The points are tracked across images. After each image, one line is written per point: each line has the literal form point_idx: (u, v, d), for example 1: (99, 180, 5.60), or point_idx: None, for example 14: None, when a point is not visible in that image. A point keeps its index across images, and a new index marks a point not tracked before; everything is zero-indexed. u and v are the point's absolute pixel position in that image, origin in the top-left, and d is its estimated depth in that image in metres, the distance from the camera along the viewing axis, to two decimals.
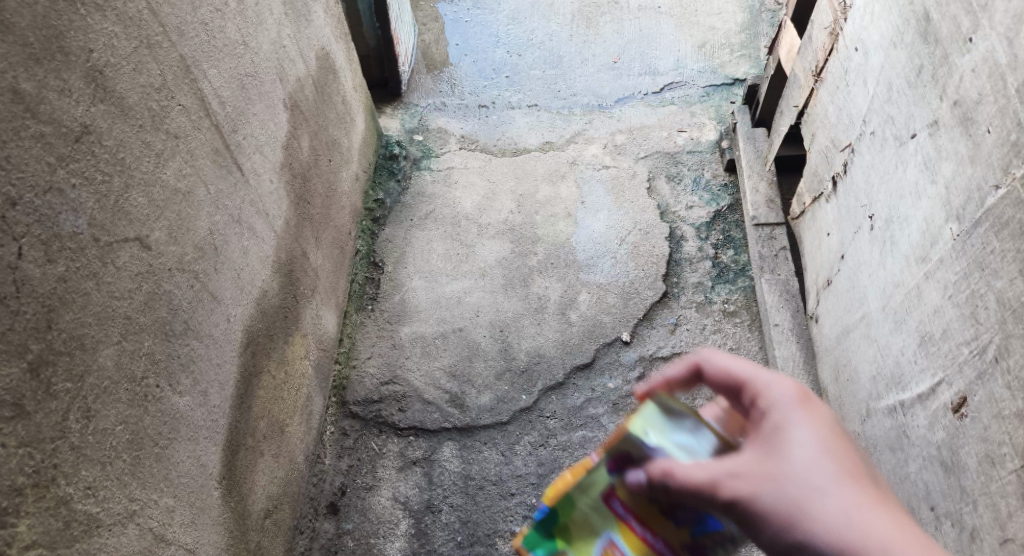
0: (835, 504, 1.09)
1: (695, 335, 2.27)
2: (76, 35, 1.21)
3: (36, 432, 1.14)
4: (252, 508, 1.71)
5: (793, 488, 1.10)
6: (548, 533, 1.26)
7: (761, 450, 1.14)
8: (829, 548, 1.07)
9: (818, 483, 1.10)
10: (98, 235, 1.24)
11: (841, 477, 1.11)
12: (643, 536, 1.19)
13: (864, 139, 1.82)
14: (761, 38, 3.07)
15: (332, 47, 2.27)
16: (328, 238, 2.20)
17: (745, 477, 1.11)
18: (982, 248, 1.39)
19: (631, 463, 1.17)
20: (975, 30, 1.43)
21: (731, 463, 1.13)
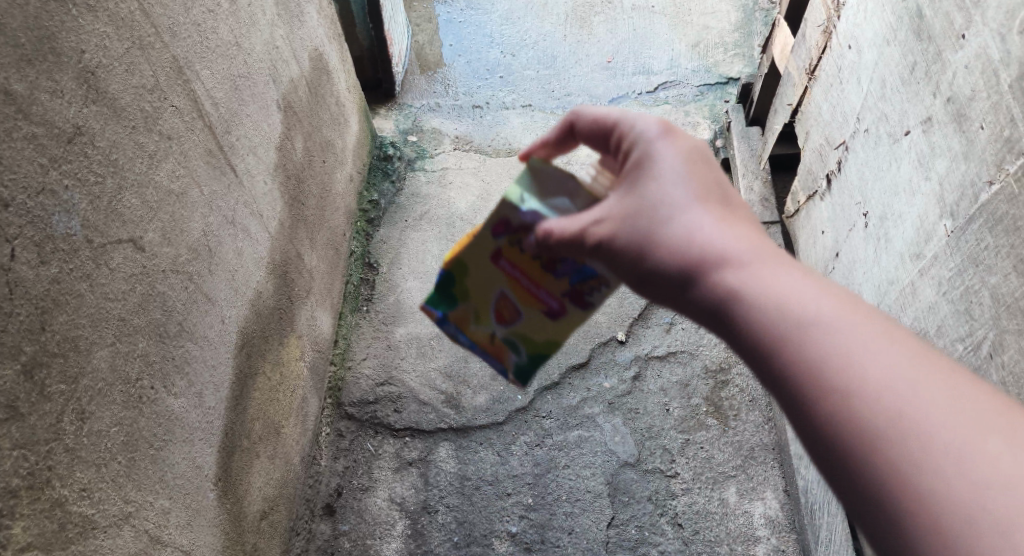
0: (695, 221, 1.06)
1: (690, 334, 2.27)
2: (68, 36, 1.20)
3: (30, 434, 1.14)
4: (248, 510, 1.70)
5: (653, 212, 1.08)
6: (452, 293, 1.36)
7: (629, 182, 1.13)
8: (692, 274, 1.05)
9: (679, 199, 1.08)
10: (91, 237, 1.24)
11: (703, 195, 1.09)
12: (531, 288, 1.27)
13: (858, 137, 1.83)
14: (755, 37, 3.08)
15: (326, 48, 2.27)
16: (323, 240, 2.20)
17: (608, 219, 1.12)
18: (976, 244, 1.39)
19: (513, 227, 1.23)
20: (968, 26, 1.44)
21: (597, 211, 1.14)
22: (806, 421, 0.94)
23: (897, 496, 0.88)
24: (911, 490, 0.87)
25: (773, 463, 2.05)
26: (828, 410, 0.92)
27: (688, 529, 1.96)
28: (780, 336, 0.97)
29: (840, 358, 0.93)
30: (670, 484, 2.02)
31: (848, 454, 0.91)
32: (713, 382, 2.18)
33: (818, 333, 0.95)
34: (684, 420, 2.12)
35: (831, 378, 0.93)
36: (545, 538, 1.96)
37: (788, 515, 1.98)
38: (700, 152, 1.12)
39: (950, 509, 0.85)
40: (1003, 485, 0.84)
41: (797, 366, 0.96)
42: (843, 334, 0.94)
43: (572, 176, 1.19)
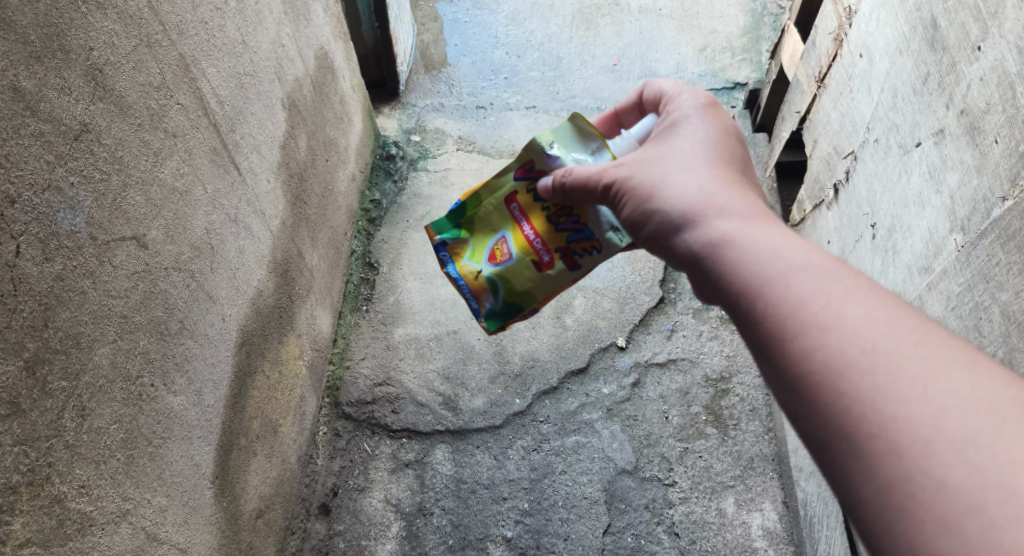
0: (697, 176, 1.14)
1: (690, 342, 2.27)
2: (76, 33, 1.20)
3: (31, 431, 1.13)
4: (244, 509, 1.70)
5: (660, 166, 1.17)
6: (456, 222, 1.44)
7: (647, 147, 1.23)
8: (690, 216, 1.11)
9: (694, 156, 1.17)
10: (95, 234, 1.23)
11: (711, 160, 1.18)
12: (528, 234, 1.37)
13: (867, 148, 1.83)
14: (762, 43, 3.08)
15: (331, 46, 2.27)
16: (324, 239, 2.19)
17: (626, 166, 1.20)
18: (986, 260, 1.39)
19: (535, 171, 1.35)
20: (984, 39, 1.44)
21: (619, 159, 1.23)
22: (773, 346, 0.97)
23: (857, 421, 0.89)
24: (872, 414, 0.88)
25: (771, 474, 2.05)
26: (796, 335, 0.95)
27: (685, 538, 1.96)
28: (757, 266, 1.01)
29: (816, 287, 0.97)
30: (668, 493, 2.02)
31: (813, 379, 0.92)
32: (713, 391, 2.18)
33: (796, 266, 1.00)
34: (683, 427, 2.11)
35: (802, 304, 0.96)
36: (540, 544, 1.96)
37: (785, 526, 1.98)
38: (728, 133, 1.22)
39: (910, 432, 0.86)
40: (967, 411, 0.85)
41: (770, 292, 0.99)
42: (823, 268, 0.98)
43: (606, 145, 1.31)
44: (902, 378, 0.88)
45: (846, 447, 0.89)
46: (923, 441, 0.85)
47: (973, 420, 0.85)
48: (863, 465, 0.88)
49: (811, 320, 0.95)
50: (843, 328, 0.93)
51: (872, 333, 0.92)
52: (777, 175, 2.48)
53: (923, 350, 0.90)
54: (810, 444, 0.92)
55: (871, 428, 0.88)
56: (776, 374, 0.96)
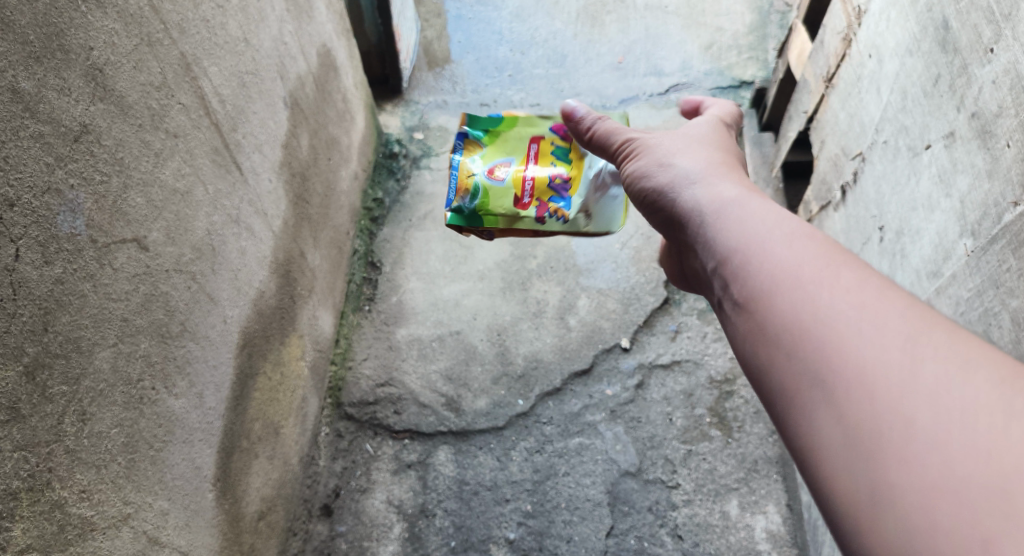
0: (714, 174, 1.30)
1: (695, 343, 2.25)
2: (76, 32, 1.18)
3: (31, 436, 1.12)
4: (245, 511, 1.68)
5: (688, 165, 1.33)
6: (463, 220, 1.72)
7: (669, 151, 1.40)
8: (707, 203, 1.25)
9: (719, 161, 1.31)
10: (95, 237, 1.21)
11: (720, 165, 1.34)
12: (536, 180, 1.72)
13: (876, 149, 1.81)
14: (768, 40, 3.05)
15: (333, 44, 2.25)
16: (326, 238, 2.18)
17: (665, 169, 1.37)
18: (997, 266, 1.37)
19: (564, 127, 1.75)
20: (997, 41, 1.42)
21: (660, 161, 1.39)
22: (764, 302, 1.08)
23: (835, 365, 0.98)
24: (849, 357, 0.97)
25: (775, 476, 2.03)
26: (784, 291, 1.06)
27: (687, 541, 1.94)
28: (754, 236, 1.14)
29: (805, 252, 1.09)
30: (671, 495, 2.00)
31: (799, 329, 1.03)
32: (717, 392, 2.15)
33: (788, 235, 1.12)
34: (687, 430, 2.10)
35: (796, 266, 1.07)
36: (542, 546, 1.94)
37: (789, 529, 1.96)
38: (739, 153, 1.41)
39: (884, 373, 0.94)
40: (940, 364, 0.93)
41: (764, 255, 1.11)
42: (812, 239, 1.11)
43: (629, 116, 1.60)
44: (880, 328, 0.98)
45: (823, 391, 0.98)
46: (896, 383, 0.93)
47: (942, 366, 0.93)
48: (838, 405, 0.96)
49: (799, 278, 1.06)
50: (829, 283, 1.04)
51: (857, 290, 1.02)
52: (783, 174, 2.45)
53: (899, 305, 0.99)
54: (791, 392, 1.02)
55: (847, 371, 0.97)
56: (766, 329, 1.07)
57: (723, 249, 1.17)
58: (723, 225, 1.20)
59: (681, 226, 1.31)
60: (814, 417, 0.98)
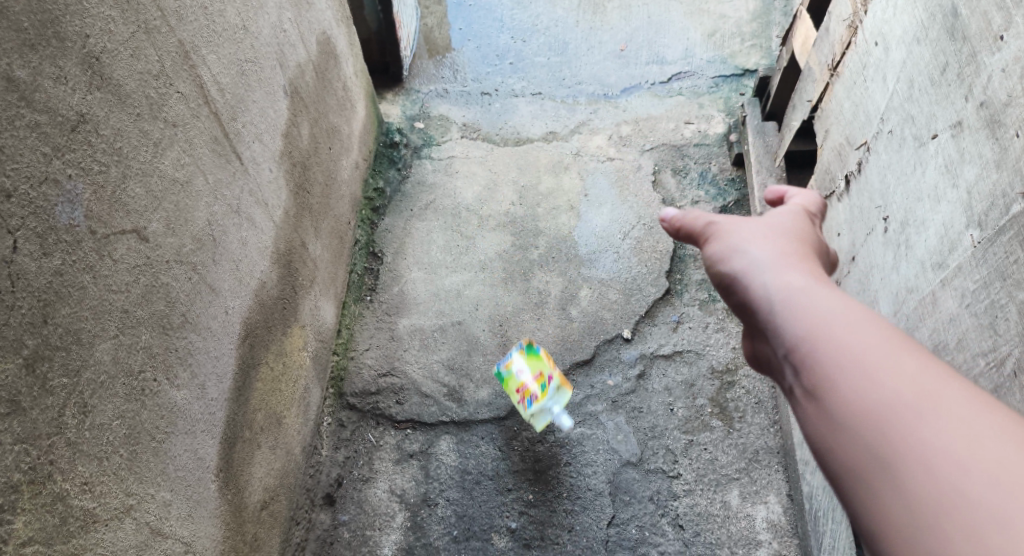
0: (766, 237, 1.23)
1: (696, 333, 2.24)
2: (72, 19, 1.17)
3: (31, 429, 1.12)
4: (248, 501, 1.68)
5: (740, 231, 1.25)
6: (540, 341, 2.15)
7: (725, 224, 1.27)
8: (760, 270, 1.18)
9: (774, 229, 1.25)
10: (94, 228, 1.21)
11: (784, 239, 1.23)
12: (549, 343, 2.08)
13: (880, 139, 1.79)
14: (772, 28, 3.03)
15: (334, 32, 2.23)
16: (327, 228, 2.17)
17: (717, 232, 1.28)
18: (1003, 257, 1.36)
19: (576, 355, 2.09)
20: (1007, 29, 1.40)
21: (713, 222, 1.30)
22: (823, 382, 1.02)
23: (895, 447, 0.95)
24: (911, 442, 0.94)
25: (777, 466, 2.03)
26: (845, 373, 1.01)
27: (689, 530, 1.94)
28: (816, 314, 1.07)
29: (866, 331, 1.04)
30: (673, 484, 2.00)
31: (859, 411, 0.98)
32: (719, 383, 2.15)
33: (850, 313, 1.06)
34: (689, 420, 2.09)
35: (858, 349, 1.02)
36: (544, 535, 1.94)
37: (790, 518, 1.96)
38: (805, 225, 1.29)
39: (945, 460, 0.92)
40: (997, 441, 0.92)
41: (826, 336, 1.05)
42: (874, 318, 1.05)
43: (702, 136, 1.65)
44: (941, 412, 0.95)
45: (886, 475, 0.95)
46: (957, 469, 0.91)
47: (1004, 450, 0.91)
48: (897, 490, 0.94)
49: (859, 359, 1.01)
50: (890, 366, 0.99)
51: (920, 374, 0.98)
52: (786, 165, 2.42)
53: (959, 387, 0.97)
54: (847, 474, 0.98)
55: (906, 454, 0.94)
56: (823, 411, 1.02)
57: (785, 330, 1.09)
58: (785, 304, 1.11)
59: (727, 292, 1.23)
60: (872, 501, 0.95)
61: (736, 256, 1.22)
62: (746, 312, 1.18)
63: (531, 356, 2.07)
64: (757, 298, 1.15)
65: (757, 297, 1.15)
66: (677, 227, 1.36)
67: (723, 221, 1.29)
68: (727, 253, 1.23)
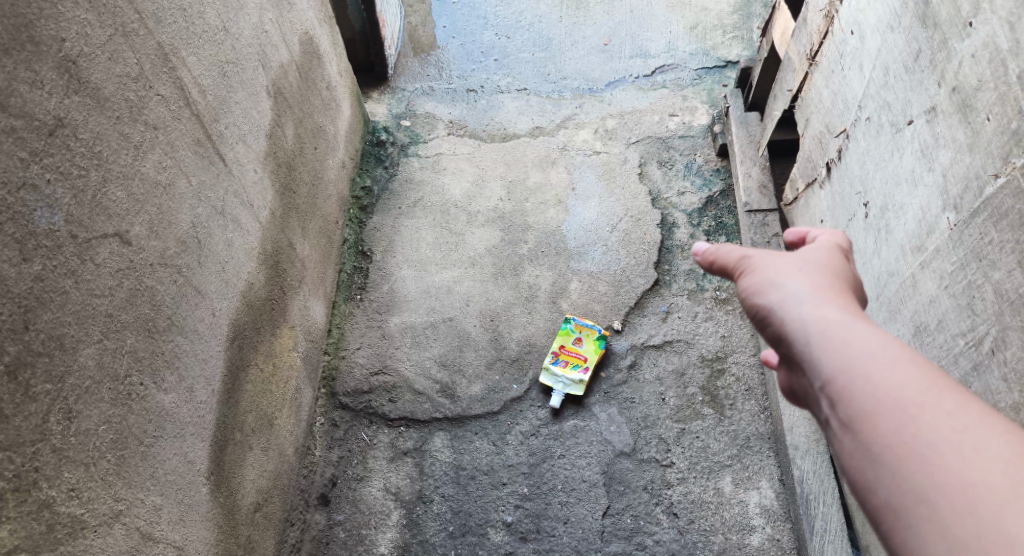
0: (803, 268, 1.12)
1: (686, 323, 2.24)
2: (46, 23, 1.18)
3: (15, 436, 1.12)
4: (241, 503, 1.68)
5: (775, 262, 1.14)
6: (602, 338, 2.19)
7: (757, 255, 1.16)
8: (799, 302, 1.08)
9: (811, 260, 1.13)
10: (75, 232, 1.22)
11: (820, 271, 1.12)
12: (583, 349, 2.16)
13: (859, 126, 1.80)
14: (753, 19, 3.04)
15: (316, 32, 2.23)
16: (315, 228, 2.17)
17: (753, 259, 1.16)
18: (980, 239, 1.38)
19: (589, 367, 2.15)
20: (975, 14, 1.41)
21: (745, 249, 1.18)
22: (862, 419, 0.96)
23: (935, 487, 0.90)
24: (956, 483, 0.89)
25: (768, 452, 2.03)
26: (885, 411, 0.95)
27: (683, 518, 1.95)
28: (855, 351, 1.00)
29: (905, 369, 0.97)
30: (666, 474, 2.01)
31: (899, 451, 0.93)
32: (709, 371, 2.16)
33: (888, 350, 0.99)
34: (680, 409, 2.10)
35: (899, 388, 0.96)
36: (540, 528, 1.95)
37: (783, 504, 1.96)
38: (841, 254, 1.17)
39: (987, 502, 0.87)
40: None
41: (866, 373, 0.98)
42: (914, 355, 0.99)
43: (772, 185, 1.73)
44: (987, 453, 0.90)
45: (926, 512, 0.90)
46: (1001, 513, 0.86)
47: None
48: (940, 535, 0.88)
49: (899, 399, 0.95)
50: (931, 405, 0.94)
51: (960, 414, 0.93)
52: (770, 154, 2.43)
53: (1001, 428, 0.92)
54: (888, 512, 0.93)
55: (946, 493, 0.89)
56: (863, 448, 0.96)
57: (826, 370, 1.01)
58: (821, 337, 1.03)
59: (760, 326, 1.13)
60: (911, 540, 0.90)
61: (769, 288, 1.11)
62: (783, 350, 1.09)
63: (560, 333, 2.20)
64: (793, 333, 1.06)
65: (792, 332, 1.06)
66: (705, 259, 1.22)
67: (753, 252, 1.17)
68: (759, 285, 1.12)
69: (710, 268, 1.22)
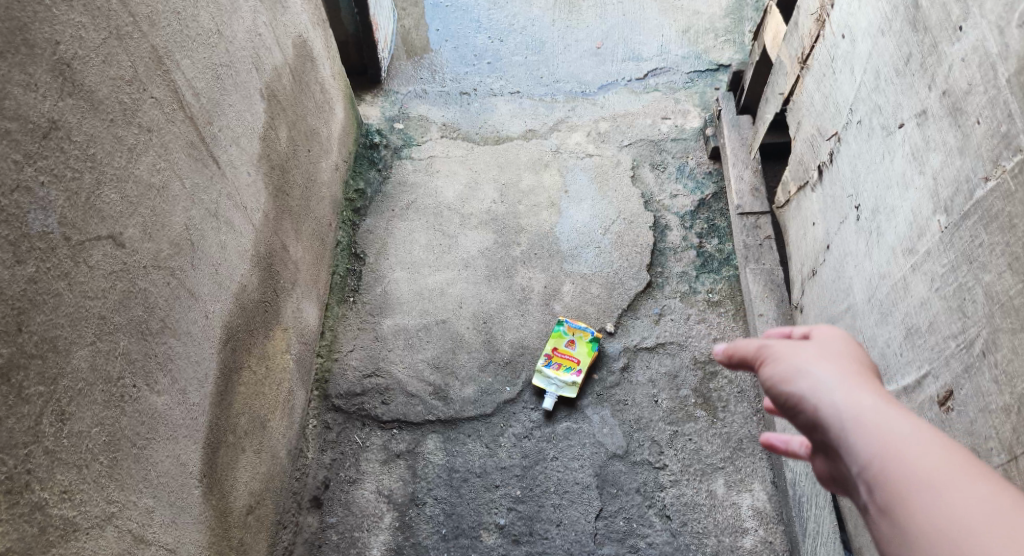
0: (827, 353, 1.11)
1: (679, 325, 2.25)
2: (41, 27, 1.18)
3: (8, 438, 1.12)
4: (233, 505, 1.68)
5: (798, 350, 1.12)
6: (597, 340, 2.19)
7: (775, 344, 1.14)
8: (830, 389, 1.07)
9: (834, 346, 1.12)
10: (69, 234, 1.22)
11: (843, 356, 1.11)
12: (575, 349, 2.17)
13: (850, 129, 1.81)
14: (744, 23, 3.05)
15: (310, 35, 2.23)
16: (308, 230, 2.16)
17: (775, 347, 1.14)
18: (970, 241, 1.40)
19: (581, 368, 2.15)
20: (965, 20, 1.42)
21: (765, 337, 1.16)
22: (905, 510, 0.96)
23: None
24: None
25: (760, 454, 2.04)
26: (928, 503, 0.95)
27: (676, 521, 1.95)
28: (891, 438, 1.00)
29: (942, 458, 0.97)
30: (659, 476, 2.01)
31: (942, 543, 0.92)
32: (702, 373, 2.16)
33: (924, 438, 0.99)
34: (673, 411, 2.10)
35: (939, 476, 0.96)
36: (533, 530, 1.95)
37: (775, 506, 1.97)
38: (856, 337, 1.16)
39: None
40: None
41: (903, 461, 0.98)
42: (949, 443, 0.99)
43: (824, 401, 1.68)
44: None
45: None
46: None
47: None
48: None
49: (939, 486, 0.95)
50: (972, 496, 0.93)
51: (1002, 504, 0.92)
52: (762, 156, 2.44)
53: None
54: None
55: None
56: (906, 538, 0.95)
57: (864, 459, 1.00)
58: (857, 425, 1.02)
59: (790, 416, 1.11)
60: None
61: (797, 375, 1.09)
62: (818, 439, 1.07)
63: (553, 335, 2.21)
64: (826, 421, 1.05)
65: (826, 420, 1.05)
66: (720, 353, 1.20)
67: (771, 340, 1.15)
68: (785, 375, 1.10)
69: (726, 362, 1.19)
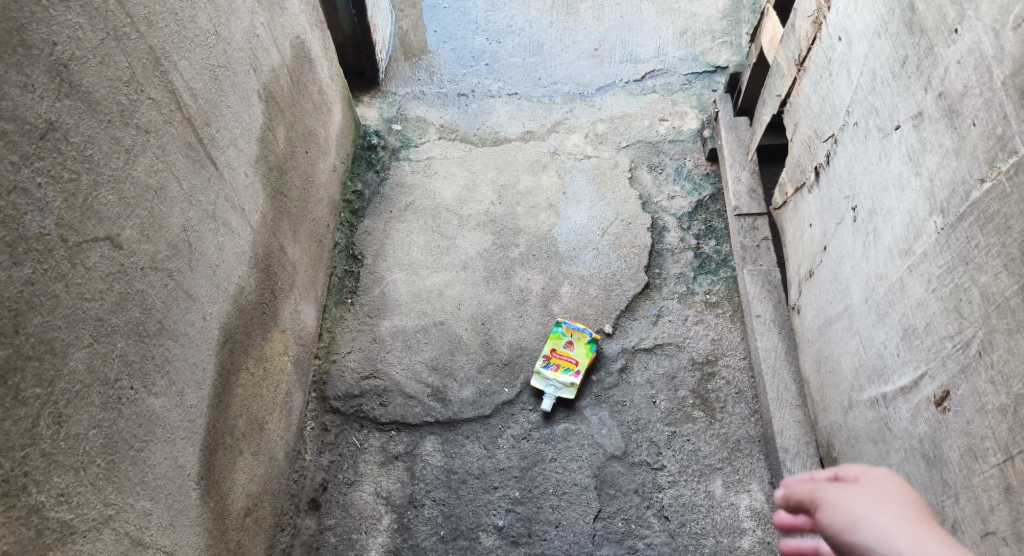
0: (882, 497, 1.09)
1: (677, 326, 2.25)
2: (38, 27, 1.18)
3: (4, 441, 1.12)
4: (231, 507, 1.68)
5: (854, 495, 1.10)
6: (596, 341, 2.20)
7: (829, 491, 1.12)
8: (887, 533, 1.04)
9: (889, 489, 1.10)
10: (66, 236, 1.22)
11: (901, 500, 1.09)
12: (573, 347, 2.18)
13: (847, 131, 1.81)
14: (742, 25, 3.05)
15: (307, 36, 2.23)
16: (306, 232, 2.16)
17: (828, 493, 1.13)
18: (966, 242, 1.40)
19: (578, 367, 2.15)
20: (961, 22, 1.43)
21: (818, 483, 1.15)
22: None
23: None
24: None
25: (758, 455, 2.04)
26: None
27: (674, 522, 1.95)
28: None
29: None
30: (657, 477, 2.01)
31: None
32: (700, 374, 2.16)
33: None
34: (671, 412, 2.10)
35: None
36: (531, 532, 1.95)
37: (773, 506, 1.97)
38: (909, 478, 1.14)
39: None
40: None
41: None
42: None
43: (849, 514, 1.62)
44: None
45: None
46: None
47: None
48: None
49: None
50: None
51: None
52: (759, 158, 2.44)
53: None
54: None
55: None
56: None
57: None
58: None
59: None
60: None
61: (854, 522, 1.07)
62: None
63: (551, 337, 2.21)
64: None
65: None
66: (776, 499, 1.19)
67: (825, 487, 1.13)
68: (840, 521, 1.08)
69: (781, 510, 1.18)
